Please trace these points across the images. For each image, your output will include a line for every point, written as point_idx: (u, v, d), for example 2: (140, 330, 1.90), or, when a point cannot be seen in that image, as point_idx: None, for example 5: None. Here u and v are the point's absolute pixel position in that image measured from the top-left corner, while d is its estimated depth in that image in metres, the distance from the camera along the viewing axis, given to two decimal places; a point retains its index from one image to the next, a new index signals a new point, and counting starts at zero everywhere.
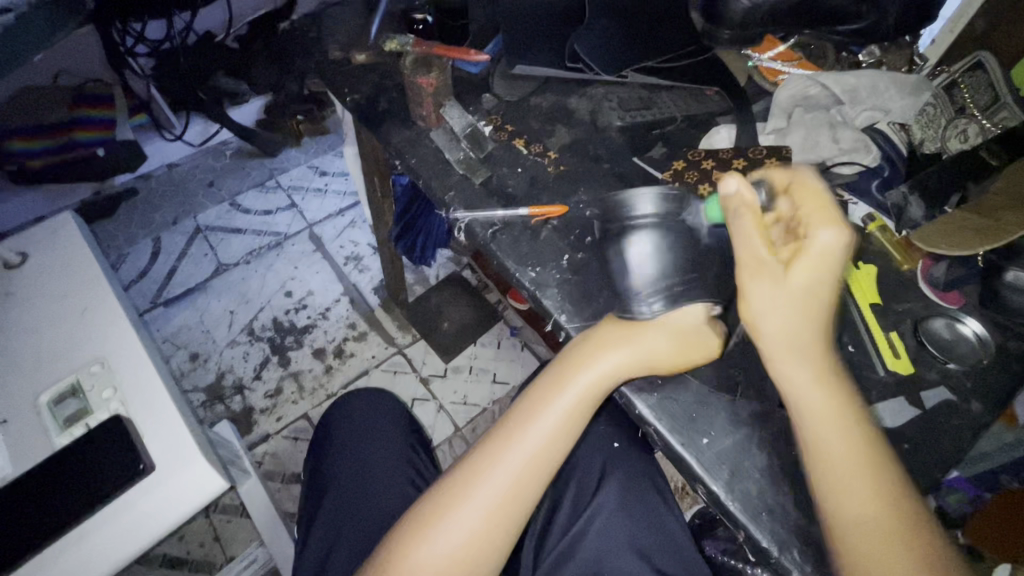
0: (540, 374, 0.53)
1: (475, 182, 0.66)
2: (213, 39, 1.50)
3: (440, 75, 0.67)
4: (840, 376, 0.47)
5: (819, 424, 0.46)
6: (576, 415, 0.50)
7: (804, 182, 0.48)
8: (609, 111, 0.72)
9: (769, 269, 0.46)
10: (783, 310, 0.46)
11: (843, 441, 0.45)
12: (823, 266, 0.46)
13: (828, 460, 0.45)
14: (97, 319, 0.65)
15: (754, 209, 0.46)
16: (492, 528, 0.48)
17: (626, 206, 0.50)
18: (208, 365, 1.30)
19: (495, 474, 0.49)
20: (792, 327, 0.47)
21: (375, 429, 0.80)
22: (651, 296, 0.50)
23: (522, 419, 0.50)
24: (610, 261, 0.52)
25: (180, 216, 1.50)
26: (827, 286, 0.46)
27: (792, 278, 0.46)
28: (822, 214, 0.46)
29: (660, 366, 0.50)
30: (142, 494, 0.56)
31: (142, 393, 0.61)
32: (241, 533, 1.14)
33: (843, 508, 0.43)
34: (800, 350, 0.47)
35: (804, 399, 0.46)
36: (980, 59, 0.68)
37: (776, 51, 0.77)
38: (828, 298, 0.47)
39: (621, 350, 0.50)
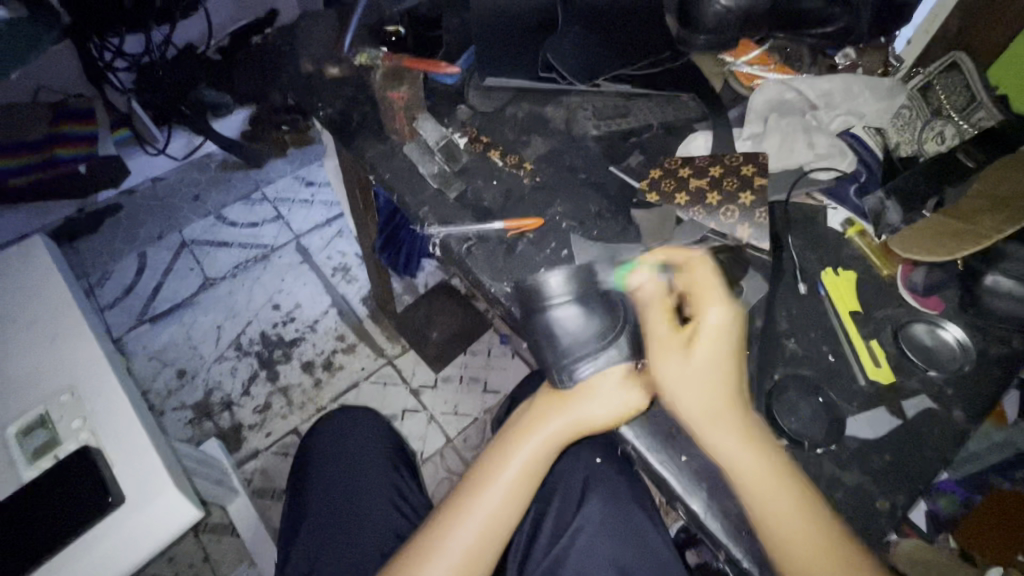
0: (500, 428, 0.53)
1: (450, 196, 0.65)
2: (193, 51, 1.50)
3: (410, 88, 0.67)
4: (763, 436, 0.47)
5: (758, 478, 0.45)
6: (541, 459, 0.50)
7: (700, 264, 0.51)
8: (585, 119, 0.71)
9: (672, 349, 0.48)
10: (696, 381, 0.47)
11: (784, 495, 0.45)
12: (718, 345, 0.47)
13: (776, 515, 0.44)
14: (66, 347, 0.63)
15: (658, 297, 0.50)
16: (470, 569, 0.49)
17: (539, 291, 0.50)
18: (195, 381, 1.28)
19: (468, 521, 0.49)
20: (715, 398, 0.47)
21: (358, 448, 0.79)
22: (583, 357, 0.49)
23: (490, 467, 0.50)
24: (539, 340, 0.50)
25: (165, 231, 1.49)
26: (729, 360, 0.48)
27: (694, 354, 0.47)
28: (709, 293, 0.48)
29: (600, 428, 0.49)
30: (112, 529, 0.55)
31: (111, 421, 0.60)
32: (231, 552, 1.12)
33: (791, 552, 0.43)
34: (723, 418, 0.47)
35: (740, 462, 0.46)
36: (955, 59, 0.67)
37: (750, 57, 0.76)
38: (734, 368, 0.48)
39: (557, 416, 0.50)
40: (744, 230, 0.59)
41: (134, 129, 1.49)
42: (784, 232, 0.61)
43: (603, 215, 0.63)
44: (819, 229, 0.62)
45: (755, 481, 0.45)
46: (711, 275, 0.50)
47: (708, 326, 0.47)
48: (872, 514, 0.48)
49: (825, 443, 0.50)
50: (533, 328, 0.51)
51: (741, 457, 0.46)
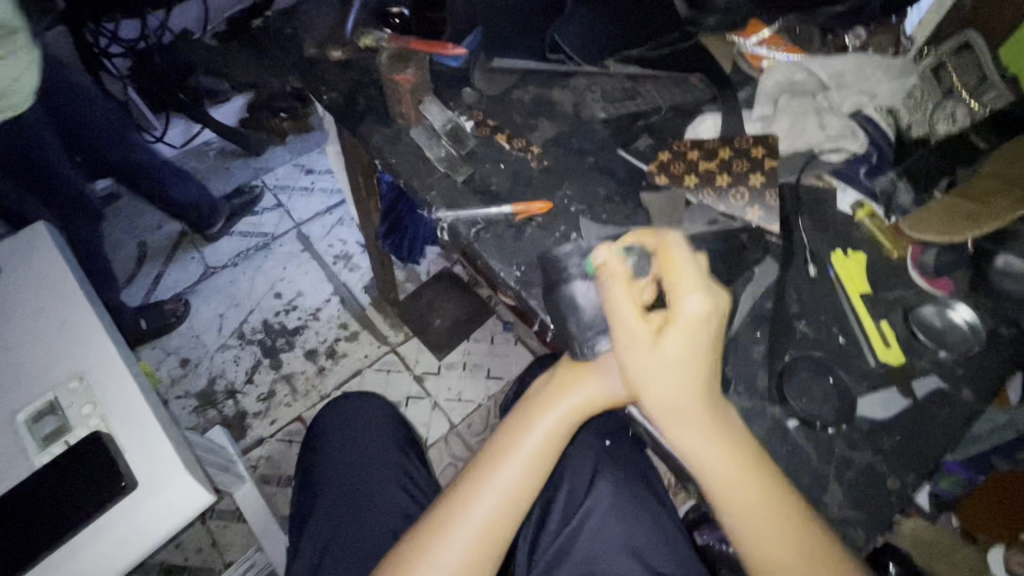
0: (521, 402, 0.53)
1: (458, 180, 0.64)
2: (188, 37, 1.41)
3: (417, 70, 0.64)
4: (733, 432, 0.46)
5: (723, 479, 0.44)
6: (561, 432, 0.50)
7: (675, 248, 0.46)
8: (593, 102, 0.70)
9: (640, 338, 0.44)
10: (660, 376, 0.44)
11: (748, 489, 0.44)
12: (690, 336, 0.43)
13: (732, 511, 0.44)
14: (75, 334, 0.63)
15: (622, 275, 0.46)
16: (490, 540, 0.48)
17: (562, 263, 0.51)
18: (199, 370, 1.29)
19: (487, 494, 0.49)
20: (681, 394, 0.44)
21: (367, 433, 0.79)
22: (603, 330, 0.50)
23: (509, 440, 0.50)
24: (562, 313, 0.51)
25: (165, 220, 1.48)
26: (697, 354, 0.44)
27: (662, 346, 0.43)
28: (687, 280, 0.44)
29: (622, 399, 0.49)
30: (126, 512, 0.55)
31: (121, 407, 0.59)
32: (239, 538, 1.14)
33: (756, 547, 0.44)
34: (687, 413, 0.44)
35: (702, 461, 0.45)
36: (967, 38, 0.67)
37: (760, 36, 0.75)
38: (702, 364, 0.44)
39: (581, 386, 0.50)
40: (754, 212, 0.59)
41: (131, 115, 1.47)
42: (795, 214, 0.61)
43: (612, 199, 0.63)
44: (828, 211, 0.62)
45: (713, 469, 0.44)
46: (684, 262, 0.45)
47: (685, 317, 0.43)
48: (883, 493, 0.48)
49: (836, 423, 0.50)
50: (554, 302, 0.52)
51: (703, 451, 0.45)
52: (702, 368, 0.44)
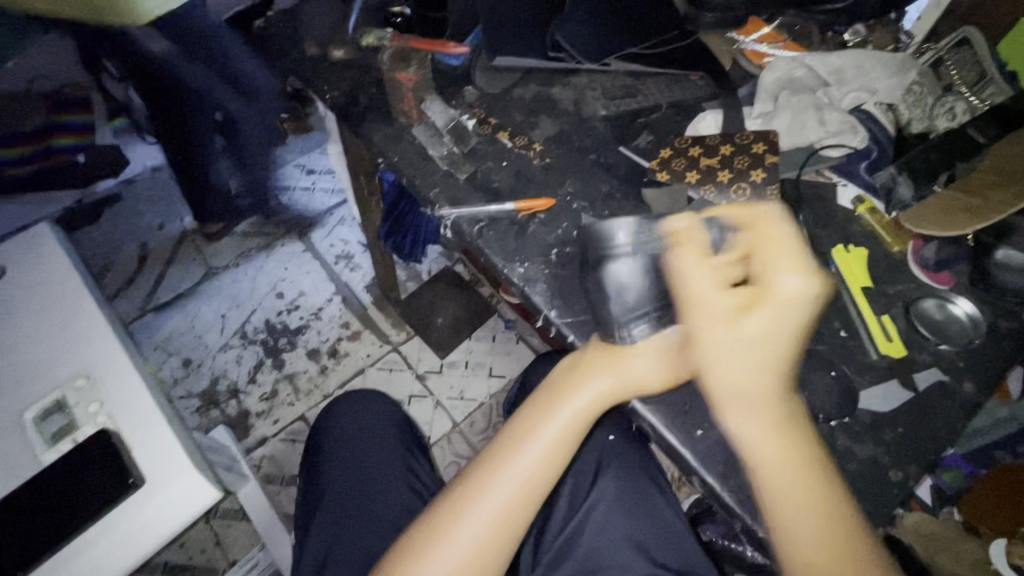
0: (539, 389, 0.52)
1: (460, 178, 0.65)
2: None
3: (418, 70, 0.66)
4: (793, 422, 0.45)
5: (777, 467, 0.44)
6: (583, 421, 0.49)
7: (770, 223, 0.48)
8: (594, 100, 0.71)
9: (717, 314, 0.46)
10: (734, 351, 0.45)
11: (797, 479, 0.43)
12: (778, 315, 0.45)
13: (783, 503, 0.43)
14: (80, 333, 0.63)
15: (703, 246, 0.49)
16: (503, 529, 0.47)
17: (603, 237, 0.50)
18: (202, 370, 1.29)
19: (500, 482, 0.48)
20: (752, 374, 0.45)
21: (372, 429, 0.80)
22: (639, 317, 0.49)
23: (526, 427, 0.49)
24: (594, 291, 0.51)
25: (166, 221, 1.47)
26: (787, 333, 0.45)
27: (744, 322, 0.45)
28: (784, 259, 0.46)
29: (648, 389, 0.49)
30: (135, 509, 0.56)
31: (128, 405, 0.60)
32: (242, 537, 1.14)
33: (795, 542, 0.42)
34: (749, 396, 0.45)
35: (759, 444, 0.44)
36: (967, 34, 0.68)
37: (760, 33, 0.76)
38: (787, 348, 0.45)
39: (607, 373, 0.50)
40: None
41: (130, 118, 1.44)
42: (796, 210, 0.61)
43: (613, 195, 0.64)
44: (829, 206, 0.62)
45: (769, 455, 0.44)
46: (781, 240, 0.47)
47: (781, 295, 0.44)
48: (885, 485, 0.49)
49: (838, 416, 0.51)
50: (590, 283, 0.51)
51: (762, 436, 0.44)
52: (782, 353, 0.46)
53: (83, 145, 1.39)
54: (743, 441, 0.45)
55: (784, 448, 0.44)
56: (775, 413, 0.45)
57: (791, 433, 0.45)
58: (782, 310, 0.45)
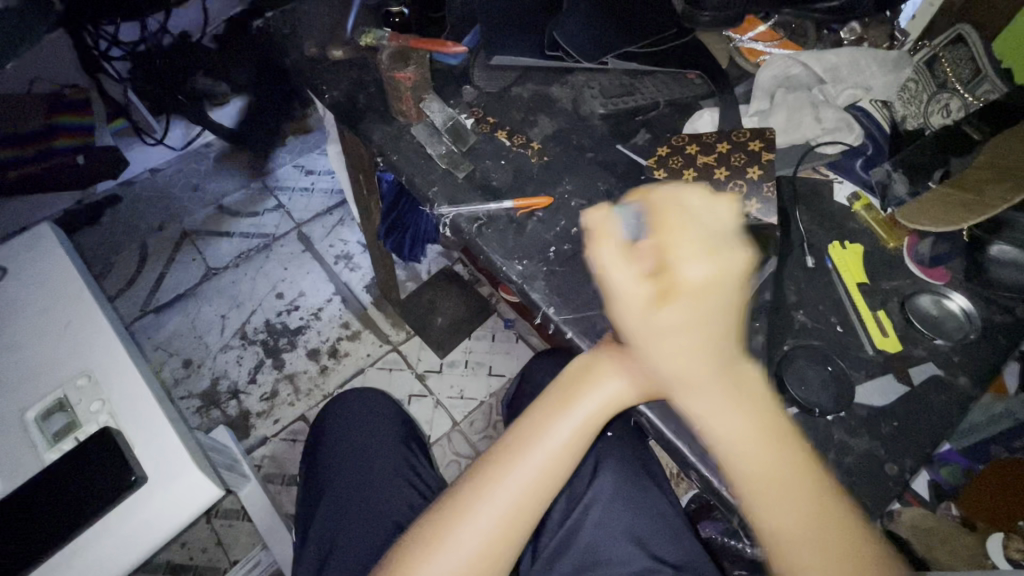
0: (547, 387, 0.52)
1: (459, 176, 0.65)
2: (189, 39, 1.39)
3: (417, 68, 0.65)
4: (750, 399, 0.44)
5: (735, 453, 0.43)
6: (596, 421, 0.50)
7: (671, 205, 0.43)
8: (592, 98, 0.71)
9: (636, 306, 0.42)
10: (664, 343, 0.42)
11: (773, 461, 0.43)
12: (696, 304, 0.41)
13: (758, 486, 0.43)
14: (81, 333, 0.64)
15: (615, 236, 0.44)
16: (512, 526, 0.48)
17: (589, 236, 0.47)
18: (202, 371, 1.29)
19: (507, 482, 0.48)
20: (682, 364, 0.43)
21: (373, 428, 0.80)
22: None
23: (535, 428, 0.49)
24: (586, 289, 0.50)
25: (166, 221, 1.48)
26: (714, 318, 0.42)
27: (659, 314, 0.42)
28: (692, 244, 0.41)
29: (663, 389, 0.50)
30: (137, 505, 0.56)
31: (129, 404, 0.60)
32: (243, 537, 1.14)
33: (770, 525, 0.42)
34: (695, 383, 0.43)
35: (719, 429, 0.43)
36: (961, 31, 0.68)
37: (755, 31, 0.76)
38: (717, 329, 0.42)
39: (619, 374, 0.50)
40: (751, 205, 0.60)
41: (131, 119, 1.41)
42: (792, 208, 0.62)
43: (611, 193, 0.64)
44: (826, 203, 0.63)
45: (732, 439, 0.43)
46: (678, 218, 0.43)
47: (688, 284, 0.40)
48: (882, 478, 0.49)
49: (834, 411, 0.51)
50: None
51: (722, 421, 0.43)
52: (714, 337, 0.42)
53: (83, 146, 1.36)
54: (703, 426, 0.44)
55: (751, 429, 0.43)
56: (733, 395, 0.43)
57: (756, 414, 0.43)
58: (699, 297, 0.41)
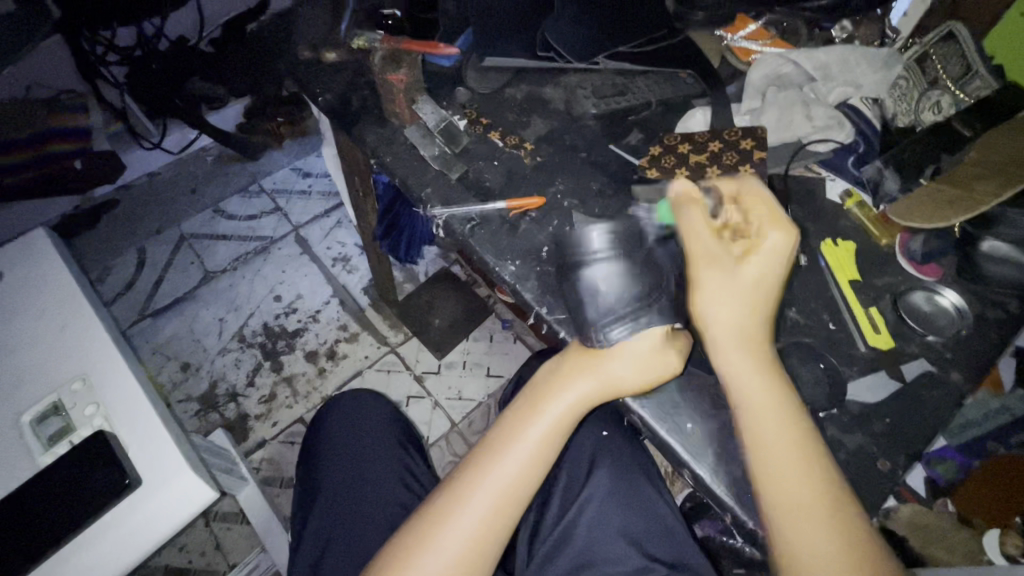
0: (520, 394, 0.54)
1: (452, 178, 0.65)
2: (186, 43, 1.41)
3: (410, 70, 0.66)
4: (776, 367, 0.49)
5: (761, 414, 0.47)
6: (570, 420, 0.51)
7: (752, 191, 0.52)
8: (584, 98, 0.71)
9: (722, 261, 0.50)
10: (729, 296, 0.49)
11: (789, 425, 0.46)
12: (768, 264, 0.49)
13: (771, 441, 0.46)
14: (76, 337, 0.64)
15: (701, 206, 0.51)
16: (496, 524, 0.48)
17: (583, 242, 0.51)
18: (200, 374, 1.30)
19: (485, 484, 0.49)
20: (740, 318, 0.49)
21: (369, 430, 0.80)
22: (617, 318, 0.50)
23: (508, 432, 0.51)
24: (575, 293, 0.51)
25: (163, 226, 1.50)
26: (772, 284, 0.50)
27: (744, 269, 0.49)
28: (774, 217, 0.50)
29: (629, 389, 0.50)
30: (131, 509, 0.56)
31: (124, 407, 0.60)
32: (242, 540, 1.14)
33: (783, 490, 0.44)
34: (745, 338, 0.49)
35: (750, 387, 0.48)
36: (952, 28, 0.68)
37: (747, 31, 0.76)
38: (769, 298, 0.50)
39: (585, 375, 0.51)
40: None
41: (128, 123, 1.42)
42: (784, 205, 0.62)
43: (604, 192, 0.64)
44: (818, 201, 0.63)
45: (759, 398, 0.47)
46: (763, 202, 0.51)
47: (769, 247, 0.49)
48: (874, 474, 0.49)
49: (826, 408, 0.51)
50: (569, 288, 0.52)
51: (750, 379, 0.48)
52: (763, 302, 0.50)
53: (80, 151, 1.35)
54: (732, 382, 0.48)
55: (772, 393, 0.47)
56: (762, 362, 0.49)
57: (781, 385, 0.48)
58: (774, 262, 0.49)
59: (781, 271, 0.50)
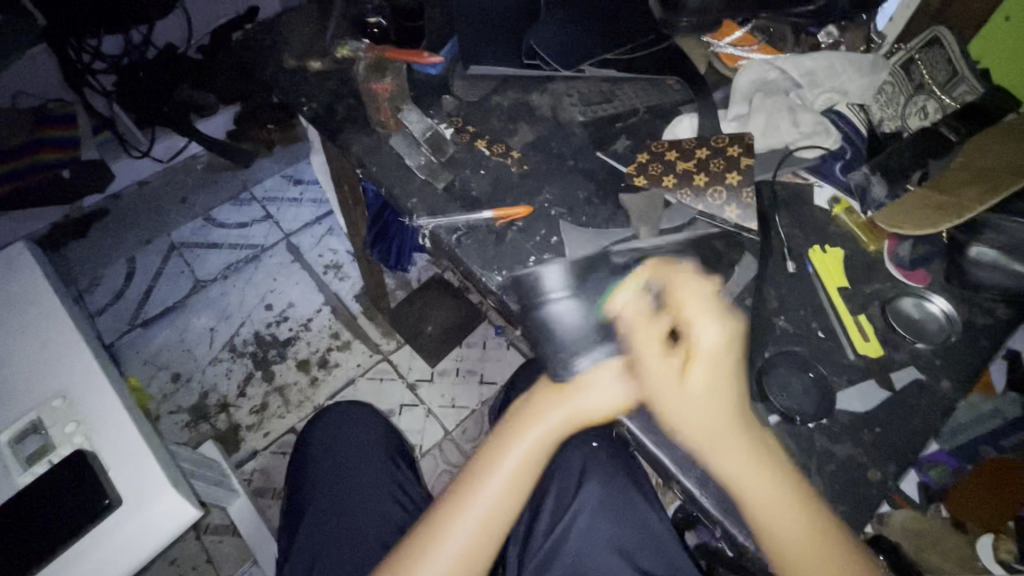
0: (499, 421, 0.54)
1: (438, 187, 0.64)
2: (173, 50, 1.40)
3: (394, 79, 0.66)
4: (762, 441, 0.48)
5: (770, 506, 0.45)
6: (546, 446, 0.52)
7: (683, 284, 0.50)
8: (571, 105, 0.71)
9: (666, 373, 0.48)
10: (694, 400, 0.48)
11: (783, 500, 0.45)
12: (715, 362, 0.48)
13: (772, 518, 0.45)
14: (57, 352, 0.63)
15: (646, 316, 0.50)
16: (480, 548, 0.50)
17: (537, 284, 0.52)
18: (191, 384, 1.28)
19: (465, 516, 0.50)
20: (710, 420, 0.48)
21: (357, 445, 0.79)
22: (581, 352, 0.50)
23: (487, 463, 0.51)
24: (534, 332, 0.52)
25: (154, 235, 1.46)
26: (725, 374, 0.49)
27: (689, 378, 0.48)
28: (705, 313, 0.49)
29: (599, 419, 0.50)
30: (111, 530, 0.55)
31: (106, 425, 0.59)
32: (234, 552, 1.13)
33: (792, 556, 0.44)
34: (726, 425, 0.48)
35: (737, 475, 0.46)
36: (937, 33, 0.68)
37: (733, 36, 0.76)
38: (732, 381, 0.49)
39: (557, 406, 0.51)
40: (732, 209, 0.59)
41: (116, 131, 1.40)
42: (772, 212, 0.62)
43: (592, 201, 0.63)
44: (806, 207, 0.63)
45: (741, 483, 0.46)
46: (696, 294, 0.50)
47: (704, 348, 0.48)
48: (865, 484, 0.49)
49: (816, 418, 0.51)
50: (530, 324, 0.52)
51: (734, 465, 0.47)
52: (727, 387, 0.49)
53: (68, 160, 1.31)
54: (720, 472, 0.47)
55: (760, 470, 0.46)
56: (749, 441, 0.47)
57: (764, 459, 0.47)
58: (723, 354, 0.49)
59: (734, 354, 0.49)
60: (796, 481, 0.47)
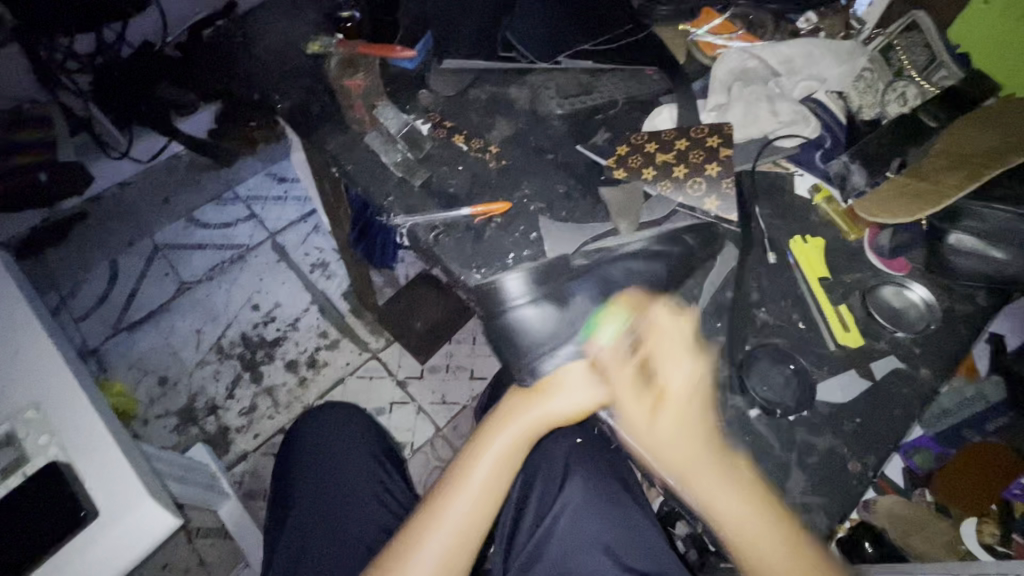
0: (474, 428, 0.57)
1: (415, 185, 0.63)
2: (152, 47, 1.29)
3: (366, 75, 0.69)
4: (760, 493, 0.48)
5: (740, 531, 0.47)
6: (518, 447, 0.54)
7: (654, 328, 0.51)
8: (549, 98, 0.69)
9: (635, 412, 0.50)
10: (664, 438, 0.49)
11: (772, 539, 0.46)
12: (681, 410, 0.50)
13: (754, 552, 0.47)
14: (26, 363, 0.61)
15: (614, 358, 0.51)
16: (462, 546, 0.53)
17: (499, 292, 0.52)
18: (178, 388, 1.27)
19: (442, 523, 0.53)
20: (680, 450, 0.49)
21: (340, 448, 0.78)
22: (543, 354, 0.51)
23: (464, 467, 0.54)
24: (499, 340, 0.52)
25: (136, 237, 1.43)
26: (694, 422, 0.50)
27: (658, 419, 0.50)
28: (677, 351, 0.51)
29: (566, 419, 0.52)
30: (90, 541, 0.54)
31: (79, 436, 0.58)
32: (227, 555, 1.12)
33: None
34: (692, 458, 0.49)
35: (722, 518, 0.48)
36: (915, 18, 0.67)
37: (712, 25, 0.75)
38: (701, 411, 0.50)
39: (525, 412, 0.54)
40: (711, 202, 0.59)
41: (94, 132, 1.33)
42: (754, 202, 0.62)
43: (572, 195, 0.63)
44: (786, 197, 0.63)
45: (735, 530, 0.47)
46: (666, 332, 0.51)
47: (671, 391, 0.50)
48: (846, 475, 0.50)
49: (796, 410, 0.51)
50: (493, 329, 0.53)
51: (718, 501, 0.47)
52: (699, 408, 0.51)
53: (46, 163, 1.29)
54: (706, 508, 0.48)
55: (746, 507, 0.47)
56: (724, 476, 0.48)
57: (763, 509, 0.47)
58: (695, 407, 0.50)
59: (698, 397, 0.51)
60: (785, 521, 0.47)
